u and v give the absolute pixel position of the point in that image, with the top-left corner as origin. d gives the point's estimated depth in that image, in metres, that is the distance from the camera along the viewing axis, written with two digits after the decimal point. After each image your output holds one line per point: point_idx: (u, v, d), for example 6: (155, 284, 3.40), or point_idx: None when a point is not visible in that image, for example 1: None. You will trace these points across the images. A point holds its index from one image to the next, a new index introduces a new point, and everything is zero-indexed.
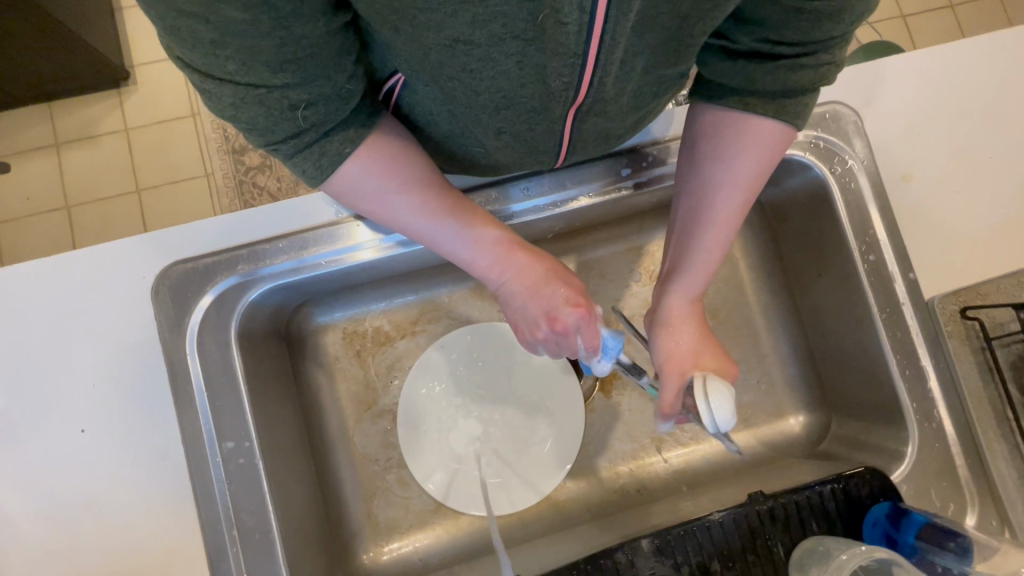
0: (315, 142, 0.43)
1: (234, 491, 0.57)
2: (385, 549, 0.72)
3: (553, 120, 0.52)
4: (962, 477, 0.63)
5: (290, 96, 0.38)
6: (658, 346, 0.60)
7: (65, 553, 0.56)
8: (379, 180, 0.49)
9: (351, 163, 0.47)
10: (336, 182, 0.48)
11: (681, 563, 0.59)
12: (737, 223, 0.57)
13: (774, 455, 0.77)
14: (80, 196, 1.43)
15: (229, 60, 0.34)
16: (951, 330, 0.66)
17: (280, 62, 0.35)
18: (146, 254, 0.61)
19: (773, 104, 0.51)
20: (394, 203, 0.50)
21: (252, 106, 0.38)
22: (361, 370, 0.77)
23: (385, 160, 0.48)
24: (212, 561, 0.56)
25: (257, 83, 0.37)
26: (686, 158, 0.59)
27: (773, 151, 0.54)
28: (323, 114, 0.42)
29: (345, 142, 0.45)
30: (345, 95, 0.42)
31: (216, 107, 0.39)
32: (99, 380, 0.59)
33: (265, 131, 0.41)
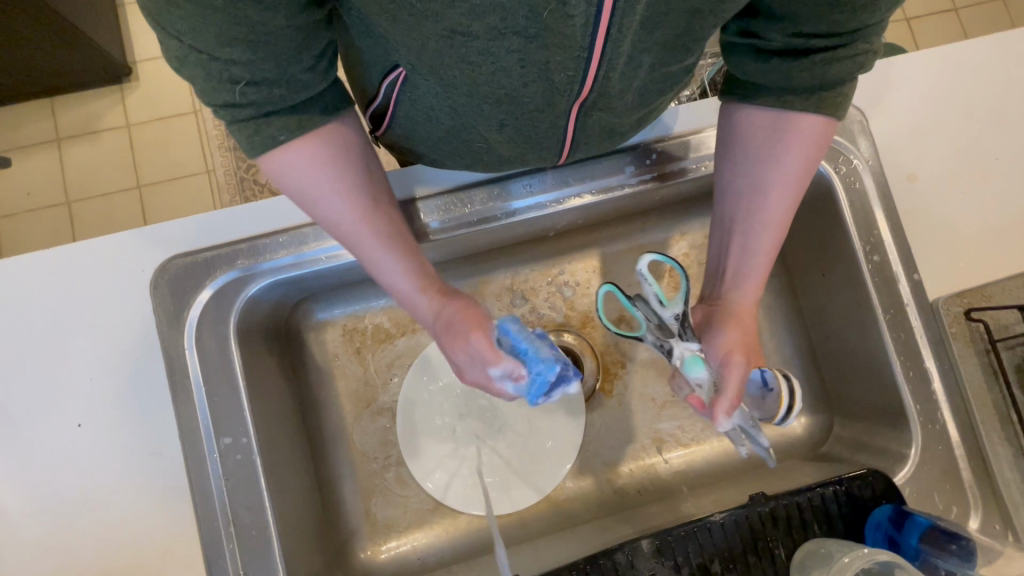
0: (254, 118, 0.42)
1: (231, 487, 0.57)
2: (384, 547, 0.72)
3: (558, 116, 0.51)
4: (966, 479, 0.63)
5: (231, 71, 0.38)
6: (718, 343, 0.56)
7: (60, 548, 0.55)
8: (305, 179, 0.46)
9: (285, 152, 0.44)
10: (268, 166, 0.46)
11: (682, 564, 0.59)
12: (786, 220, 0.56)
13: (776, 456, 0.77)
14: (81, 191, 1.43)
15: (178, 21, 0.35)
16: (956, 331, 0.65)
17: (228, 39, 0.35)
18: (144, 248, 0.60)
19: (812, 98, 0.51)
20: (325, 206, 0.47)
21: (193, 66, 0.38)
22: (360, 367, 0.77)
23: (316, 161, 0.45)
24: (208, 557, 0.56)
25: (200, 48, 0.36)
26: (727, 155, 0.58)
27: (816, 149, 0.53)
28: (267, 99, 0.41)
29: (283, 130, 0.43)
30: (299, 88, 0.42)
31: (169, 59, 0.39)
32: (96, 374, 0.58)
33: (204, 95, 0.40)
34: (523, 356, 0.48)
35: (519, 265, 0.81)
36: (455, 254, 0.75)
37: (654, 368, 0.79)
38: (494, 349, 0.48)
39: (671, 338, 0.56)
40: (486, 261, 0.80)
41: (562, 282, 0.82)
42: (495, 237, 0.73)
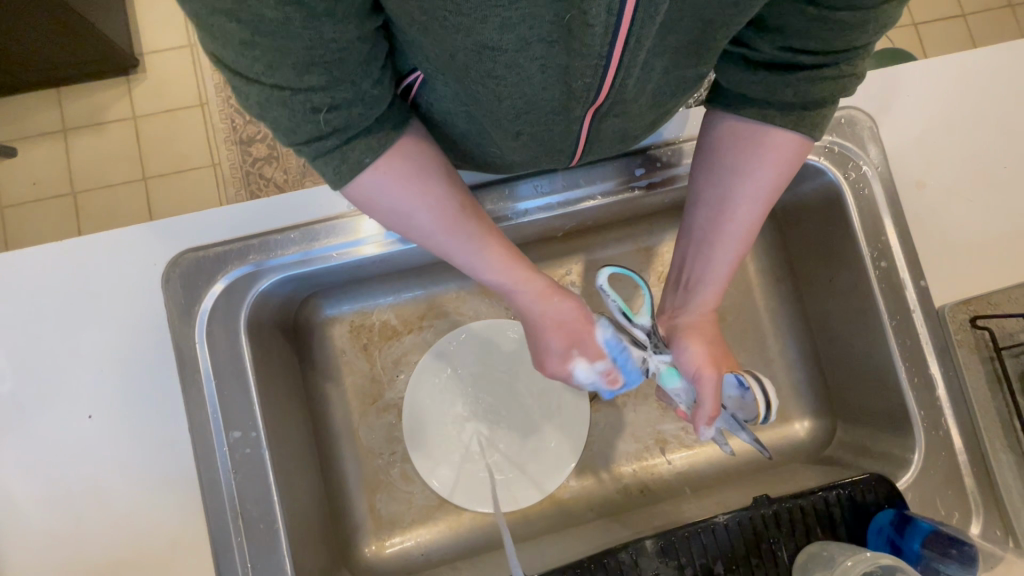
0: (337, 147, 0.42)
1: (240, 481, 0.57)
2: (388, 543, 0.72)
3: (572, 123, 0.52)
4: (967, 485, 0.63)
5: (313, 99, 0.38)
6: (688, 354, 0.59)
7: (69, 537, 0.56)
8: (396, 199, 0.48)
9: (371, 175, 0.45)
10: (354, 190, 0.47)
11: (685, 565, 0.59)
12: (752, 233, 0.57)
13: (778, 459, 0.77)
14: (87, 182, 1.44)
15: (256, 60, 0.34)
16: (960, 338, 0.66)
17: (307, 64, 0.35)
18: (156, 242, 0.60)
19: (791, 116, 0.51)
20: (416, 219, 0.50)
21: (277, 108, 0.38)
22: (367, 364, 0.77)
23: (406, 179, 0.47)
24: (216, 549, 0.56)
25: (282, 84, 0.36)
26: (702, 167, 0.58)
27: (789, 163, 0.54)
28: (347, 121, 0.41)
29: (367, 151, 0.44)
30: (370, 102, 0.42)
31: (244, 108, 0.39)
32: (107, 366, 0.58)
33: (288, 134, 0.40)
34: (620, 367, 0.58)
35: None
36: None
37: None
38: (601, 354, 0.58)
39: (647, 354, 0.58)
40: None
41: (568, 282, 0.82)
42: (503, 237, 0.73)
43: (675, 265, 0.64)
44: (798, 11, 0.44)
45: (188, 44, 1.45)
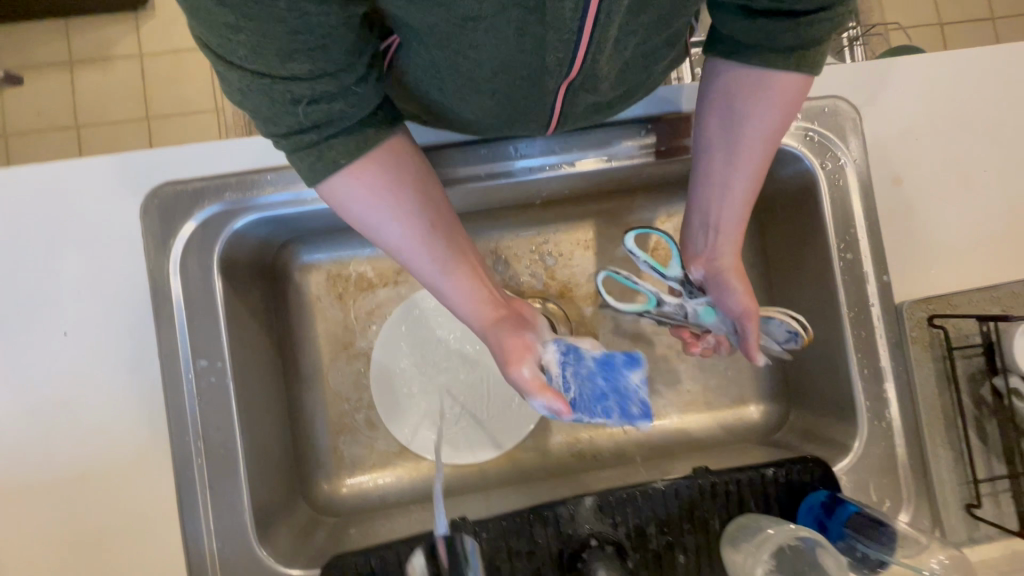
0: (314, 143, 0.45)
1: (203, 407, 0.60)
2: (345, 482, 0.76)
3: (547, 94, 0.53)
4: (901, 475, 0.66)
5: (294, 89, 0.41)
6: (731, 295, 0.59)
7: (40, 444, 0.59)
8: (367, 207, 0.49)
9: (344, 176, 0.47)
10: (329, 193, 0.48)
11: (619, 524, 0.62)
12: (762, 172, 0.57)
13: (730, 438, 0.80)
14: (91, 117, 1.45)
15: (241, 46, 0.37)
16: (916, 335, 0.67)
17: (288, 53, 0.38)
18: (137, 172, 0.62)
19: (792, 58, 0.49)
20: (385, 231, 0.50)
21: (257, 95, 0.41)
22: (341, 312, 0.79)
23: (375, 189, 0.48)
24: (177, 468, 0.59)
25: (264, 71, 0.39)
26: (709, 113, 0.56)
27: (795, 103, 0.53)
28: (325, 117, 0.43)
29: (343, 153, 0.46)
30: (353, 105, 0.44)
31: (230, 93, 0.42)
32: (84, 288, 0.61)
33: (268, 122, 0.43)
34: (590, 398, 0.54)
35: (504, 229, 0.83)
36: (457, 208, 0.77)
37: (625, 342, 0.83)
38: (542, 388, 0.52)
39: (682, 300, 0.62)
40: (473, 223, 0.81)
41: (545, 251, 0.84)
42: (483, 197, 0.74)
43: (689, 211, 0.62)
44: None
45: None
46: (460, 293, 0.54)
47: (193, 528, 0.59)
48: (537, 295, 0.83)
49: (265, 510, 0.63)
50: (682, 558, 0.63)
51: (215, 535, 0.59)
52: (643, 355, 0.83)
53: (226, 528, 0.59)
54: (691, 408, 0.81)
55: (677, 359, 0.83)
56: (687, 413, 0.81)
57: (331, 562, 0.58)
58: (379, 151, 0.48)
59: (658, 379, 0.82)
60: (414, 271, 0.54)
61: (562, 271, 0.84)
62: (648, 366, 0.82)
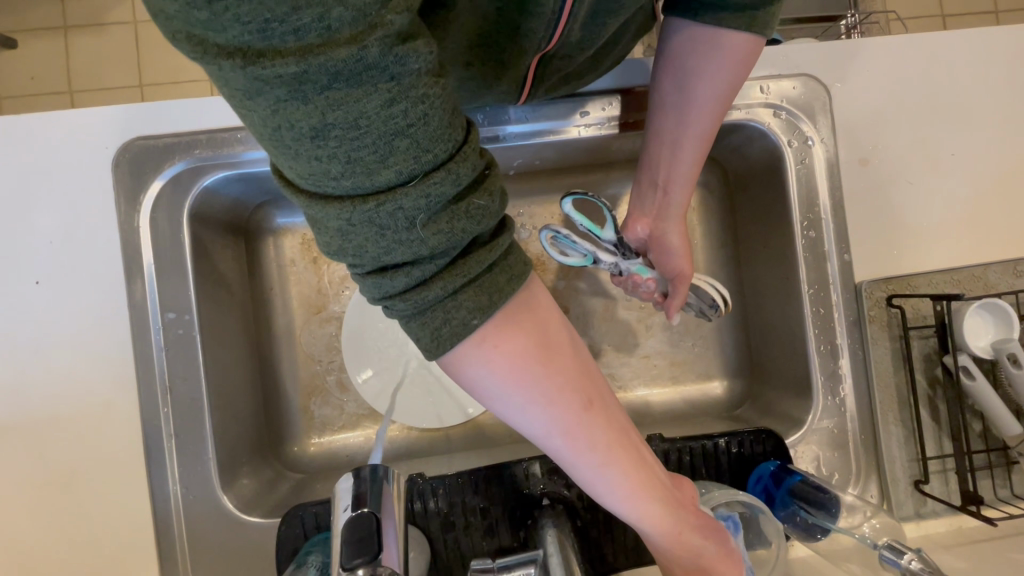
0: (439, 300, 0.33)
1: (170, 358, 0.62)
2: (315, 441, 0.78)
3: (522, 65, 0.54)
4: (853, 450, 0.67)
5: (405, 207, 0.30)
6: (671, 250, 0.66)
7: (12, 389, 0.61)
8: (509, 391, 0.36)
9: (473, 347, 0.35)
10: (454, 365, 0.36)
11: (573, 486, 0.64)
12: (714, 132, 0.59)
13: (692, 412, 0.82)
14: (85, 83, 1.45)
15: (333, 159, 0.28)
16: (873, 314, 0.68)
17: (385, 150, 0.28)
18: (109, 126, 0.63)
19: (743, 17, 0.51)
20: (521, 416, 0.38)
21: (362, 228, 0.30)
22: (315, 276, 0.80)
23: (519, 368, 0.36)
24: (144, 417, 0.61)
25: (364, 189, 0.29)
26: (663, 74, 0.58)
27: (745, 64, 0.54)
28: (448, 244, 0.32)
29: (475, 310, 0.34)
30: (478, 213, 0.32)
31: (335, 253, 0.32)
32: (56, 239, 0.62)
33: (379, 261, 0.32)
34: None
35: None
36: None
37: (594, 316, 0.84)
38: None
39: (617, 258, 0.66)
40: None
41: (519, 223, 0.85)
42: None
43: (644, 172, 0.65)
44: None
45: None
46: (623, 489, 0.41)
47: (158, 475, 0.61)
48: None
49: (230, 461, 0.65)
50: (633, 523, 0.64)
51: (180, 483, 0.61)
52: (611, 329, 0.85)
53: (191, 476, 0.62)
54: (656, 382, 0.83)
55: (645, 334, 0.85)
56: (653, 387, 0.84)
57: (293, 510, 0.61)
58: (513, 290, 0.35)
59: (626, 352, 0.84)
60: (565, 460, 0.40)
61: (536, 244, 0.85)
62: (616, 339, 0.84)
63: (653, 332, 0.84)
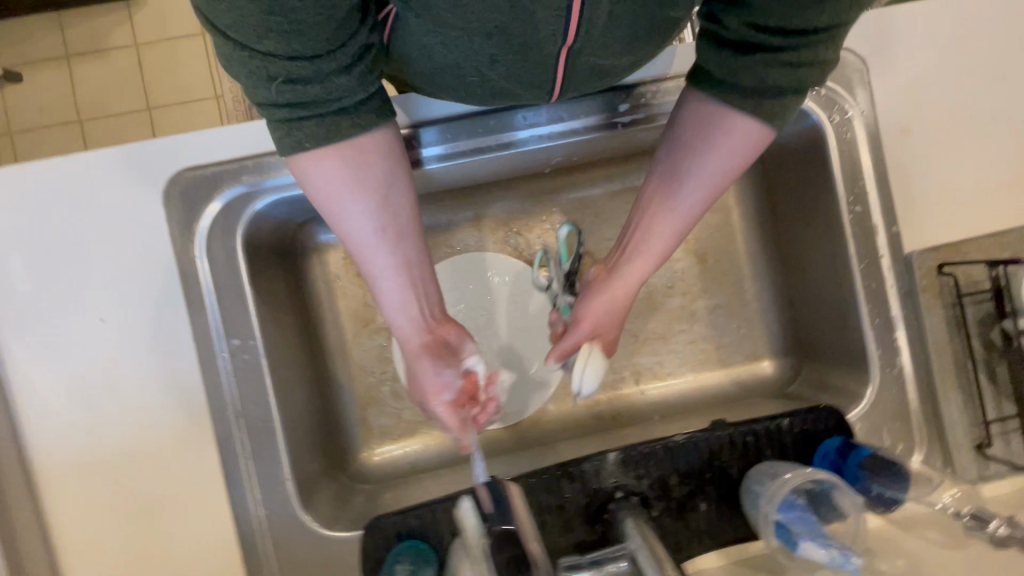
0: (286, 117, 0.46)
1: (239, 384, 0.63)
2: (378, 451, 0.80)
3: (546, 60, 0.56)
4: (914, 420, 0.68)
5: (271, 67, 0.42)
6: (588, 301, 0.61)
7: (87, 424, 0.62)
8: (330, 185, 0.50)
9: (310, 159, 0.49)
10: (296, 165, 0.50)
11: (644, 476, 0.65)
12: (696, 213, 0.58)
13: (743, 393, 0.83)
14: (92, 111, 1.45)
15: (223, 15, 0.38)
16: (925, 284, 0.68)
17: (265, 30, 0.39)
18: (157, 158, 0.63)
19: (752, 99, 0.50)
20: (349, 208, 0.51)
21: (239, 66, 0.42)
22: (360, 289, 0.81)
23: (347, 169, 0.49)
24: (220, 442, 0.62)
25: (245, 45, 0.40)
26: (663, 141, 0.58)
27: (747, 149, 0.54)
28: (305, 100, 0.45)
29: (310, 137, 0.47)
30: (348, 98, 0.46)
31: (222, 60, 0.44)
32: (117, 275, 0.63)
33: (251, 93, 0.45)
34: None
35: (515, 201, 0.86)
36: (464, 180, 0.78)
37: (637, 304, 0.85)
38: None
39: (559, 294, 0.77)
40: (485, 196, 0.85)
41: (556, 219, 0.86)
42: (489, 169, 0.77)
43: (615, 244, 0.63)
44: None
45: None
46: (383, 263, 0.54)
47: (239, 498, 0.63)
48: (550, 264, 0.86)
49: (303, 479, 0.67)
50: (705, 507, 0.65)
51: (262, 505, 0.63)
52: (655, 317, 0.86)
53: (271, 495, 0.63)
54: (705, 366, 0.85)
55: (689, 320, 0.86)
56: (701, 371, 0.85)
57: (371, 522, 0.63)
58: (351, 134, 0.48)
59: (671, 339, 0.86)
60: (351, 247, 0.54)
61: None
62: (660, 327, 0.85)
63: (697, 317, 0.86)
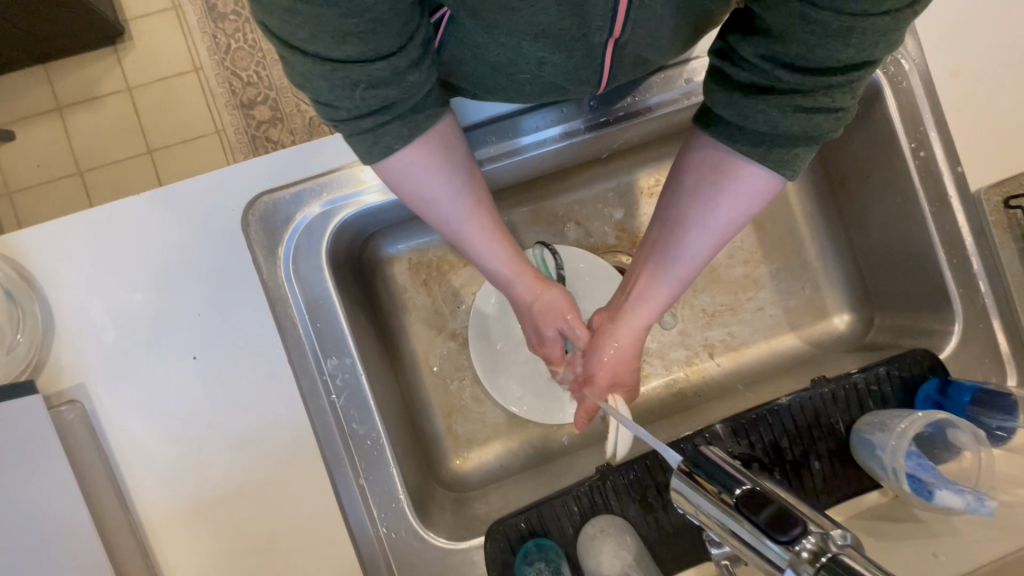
0: (371, 127, 0.45)
1: (344, 404, 0.63)
2: (469, 458, 0.79)
3: (595, 51, 0.54)
4: (1005, 354, 0.68)
5: (350, 75, 0.39)
6: (601, 353, 0.65)
7: (191, 467, 0.60)
8: (421, 184, 0.51)
9: (397, 159, 0.48)
10: (382, 169, 0.49)
11: (755, 443, 0.65)
12: (704, 261, 0.58)
13: (819, 351, 0.85)
14: (83, 160, 1.30)
15: (299, 29, 0.36)
16: (995, 220, 0.69)
17: (343, 35, 0.36)
18: (233, 185, 0.62)
19: (766, 148, 0.48)
20: (439, 202, 0.53)
21: (318, 81, 0.40)
22: (429, 298, 0.81)
23: (432, 165, 0.50)
24: (330, 465, 0.62)
25: (323, 56, 0.38)
26: (668, 182, 0.58)
27: (755, 197, 0.53)
28: (379, 102, 0.43)
29: (399, 138, 0.46)
30: (415, 88, 0.44)
31: (292, 77, 0.41)
32: (203, 309, 0.61)
33: (327, 106, 0.43)
34: None
35: (569, 191, 0.86)
36: (517, 177, 0.78)
37: (702, 279, 0.86)
38: None
39: None
40: (540, 191, 0.85)
41: (611, 204, 0.87)
42: (522, 170, 0.76)
43: (624, 282, 0.66)
44: (792, 21, 0.41)
45: (174, 4, 1.28)
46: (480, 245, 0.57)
47: (356, 518, 0.62)
48: (612, 250, 0.87)
49: (413, 493, 0.65)
50: (819, 466, 0.66)
51: (381, 524, 0.62)
52: (721, 289, 0.86)
53: (389, 512, 0.63)
54: (777, 331, 0.86)
55: (755, 287, 0.86)
56: (773, 336, 0.86)
57: (493, 526, 0.61)
58: (429, 125, 0.47)
59: (741, 309, 0.86)
60: (450, 234, 0.57)
61: (632, 222, 0.87)
62: (728, 298, 0.86)
63: (762, 284, 0.87)
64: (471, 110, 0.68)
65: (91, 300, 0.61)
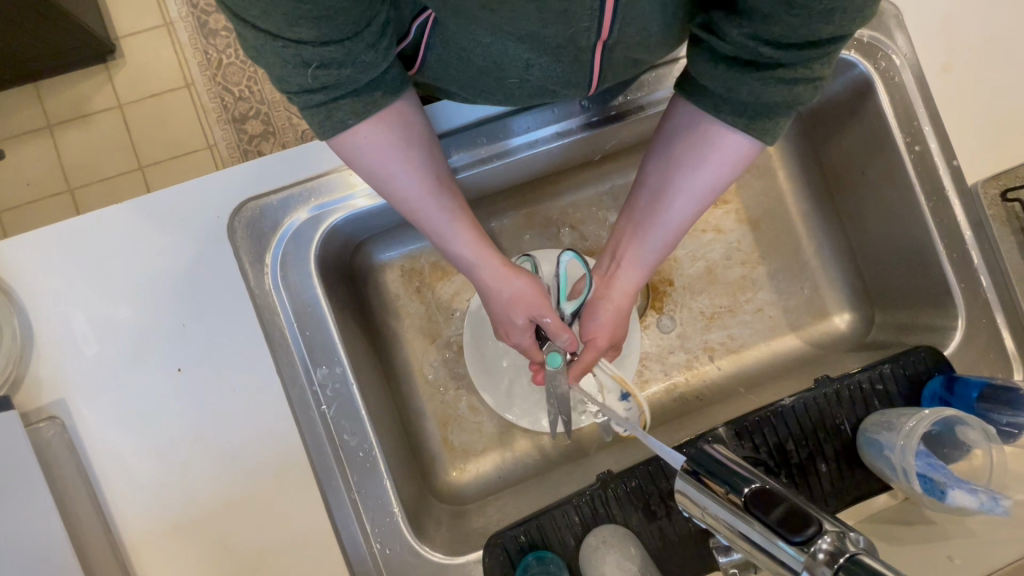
0: (325, 101, 0.44)
1: (335, 415, 0.61)
2: (466, 469, 0.76)
3: (584, 58, 0.53)
4: (1010, 349, 0.67)
5: (303, 53, 0.39)
6: (598, 318, 0.63)
7: (176, 484, 0.58)
8: (378, 160, 0.49)
9: (353, 136, 0.47)
10: (339, 145, 0.48)
11: (760, 446, 0.63)
12: (686, 227, 0.58)
13: (821, 351, 0.83)
14: (73, 177, 1.28)
15: (253, 5, 0.36)
16: (994, 213, 0.68)
17: (297, 17, 0.36)
18: (220, 192, 0.61)
19: (744, 118, 0.48)
20: (401, 177, 0.51)
21: (271, 56, 0.39)
22: (422, 306, 0.79)
23: (390, 141, 0.49)
24: (321, 480, 0.60)
25: (276, 32, 0.38)
26: (651, 158, 0.57)
27: (733, 166, 0.53)
28: (334, 79, 0.42)
29: (353, 113, 0.45)
30: (369, 68, 0.43)
31: (246, 50, 0.41)
32: (189, 319, 0.59)
33: (282, 82, 0.42)
34: None
35: (562, 195, 0.85)
36: (509, 181, 0.77)
37: (699, 281, 0.85)
38: None
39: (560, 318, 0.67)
40: (533, 195, 0.84)
41: (606, 206, 0.86)
42: (513, 173, 0.75)
43: (607, 250, 0.65)
44: None
45: (165, 21, 1.28)
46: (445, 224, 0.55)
47: (349, 534, 0.59)
48: None
49: (408, 506, 0.63)
50: (826, 468, 0.64)
51: (374, 541, 0.60)
52: (720, 291, 0.85)
53: (383, 527, 0.60)
54: (777, 332, 0.84)
55: (754, 288, 0.85)
56: (773, 338, 0.84)
57: (490, 540, 0.59)
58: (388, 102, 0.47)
59: (740, 311, 0.85)
60: (411, 215, 0.55)
61: None
62: (727, 300, 0.85)
63: (760, 285, 0.85)
64: (461, 111, 0.67)
65: (72, 313, 0.59)
